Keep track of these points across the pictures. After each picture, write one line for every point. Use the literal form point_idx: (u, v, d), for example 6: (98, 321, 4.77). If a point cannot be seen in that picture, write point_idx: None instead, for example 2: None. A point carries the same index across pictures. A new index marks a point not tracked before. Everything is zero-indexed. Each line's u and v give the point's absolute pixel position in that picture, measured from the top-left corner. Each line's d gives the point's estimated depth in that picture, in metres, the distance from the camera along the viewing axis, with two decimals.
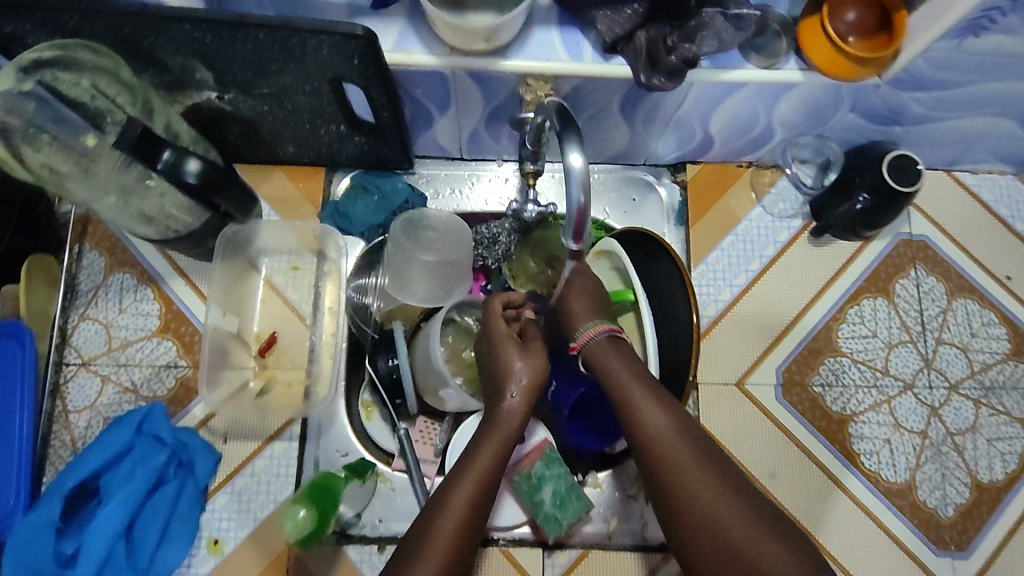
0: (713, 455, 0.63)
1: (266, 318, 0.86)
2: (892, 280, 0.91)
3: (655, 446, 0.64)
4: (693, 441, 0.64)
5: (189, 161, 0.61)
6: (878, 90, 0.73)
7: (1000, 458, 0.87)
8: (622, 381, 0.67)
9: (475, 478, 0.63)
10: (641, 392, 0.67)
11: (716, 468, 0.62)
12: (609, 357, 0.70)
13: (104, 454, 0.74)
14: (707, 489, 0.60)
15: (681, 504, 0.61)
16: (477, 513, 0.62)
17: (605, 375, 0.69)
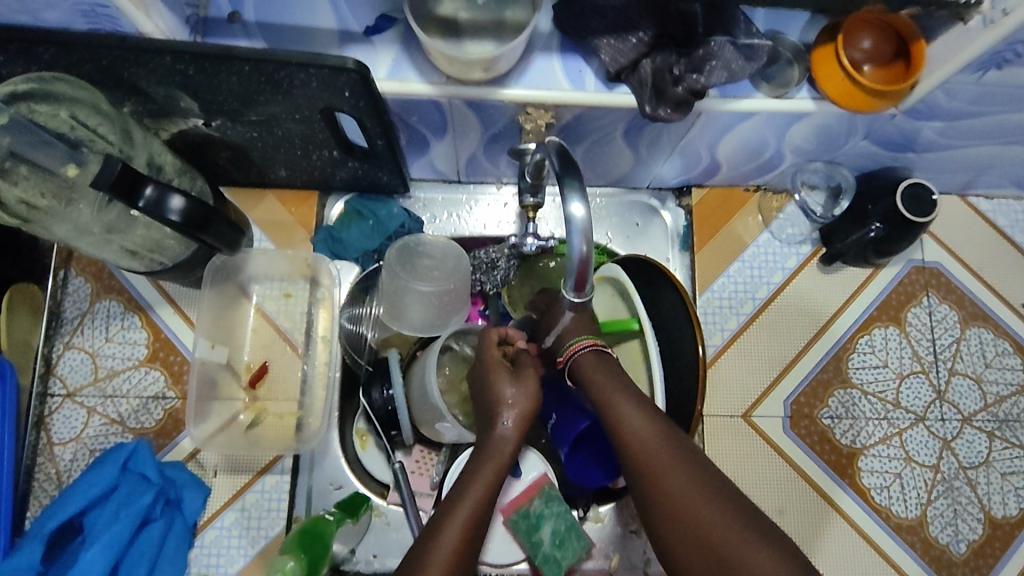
0: (709, 471, 0.60)
1: (257, 346, 0.83)
2: (904, 308, 0.88)
3: (647, 463, 0.61)
4: (687, 458, 0.60)
5: (172, 197, 0.59)
6: (893, 119, 0.70)
7: (1014, 492, 0.84)
8: (612, 399, 0.65)
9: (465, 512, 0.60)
10: (631, 409, 0.64)
11: (712, 485, 0.58)
12: (598, 373, 0.67)
13: (87, 494, 0.71)
14: (703, 508, 0.57)
15: (676, 526, 0.57)
16: (467, 549, 0.59)
17: (595, 393, 0.67)
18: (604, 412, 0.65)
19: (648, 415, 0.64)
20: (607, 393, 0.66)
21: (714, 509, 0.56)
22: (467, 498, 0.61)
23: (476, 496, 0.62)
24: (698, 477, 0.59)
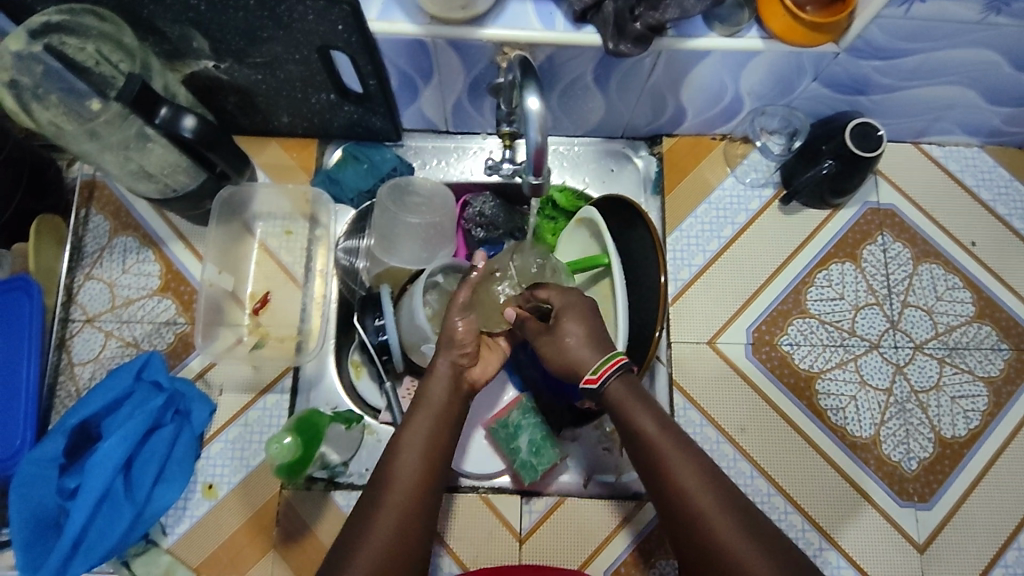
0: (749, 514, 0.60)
1: (260, 277, 0.91)
2: (859, 246, 0.95)
3: (687, 506, 0.61)
4: (726, 499, 0.60)
5: (185, 117, 0.68)
6: (837, 58, 0.78)
7: (963, 414, 0.90)
8: (650, 439, 0.64)
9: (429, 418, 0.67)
10: (669, 449, 0.63)
11: (753, 531, 0.59)
12: (632, 405, 0.66)
13: (106, 396, 0.79)
14: (748, 554, 0.57)
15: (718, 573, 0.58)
16: (434, 457, 0.65)
17: (630, 426, 0.65)
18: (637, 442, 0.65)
19: (685, 452, 0.63)
20: (644, 431, 0.64)
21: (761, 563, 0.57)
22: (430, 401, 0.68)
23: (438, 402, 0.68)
24: (741, 521, 0.59)
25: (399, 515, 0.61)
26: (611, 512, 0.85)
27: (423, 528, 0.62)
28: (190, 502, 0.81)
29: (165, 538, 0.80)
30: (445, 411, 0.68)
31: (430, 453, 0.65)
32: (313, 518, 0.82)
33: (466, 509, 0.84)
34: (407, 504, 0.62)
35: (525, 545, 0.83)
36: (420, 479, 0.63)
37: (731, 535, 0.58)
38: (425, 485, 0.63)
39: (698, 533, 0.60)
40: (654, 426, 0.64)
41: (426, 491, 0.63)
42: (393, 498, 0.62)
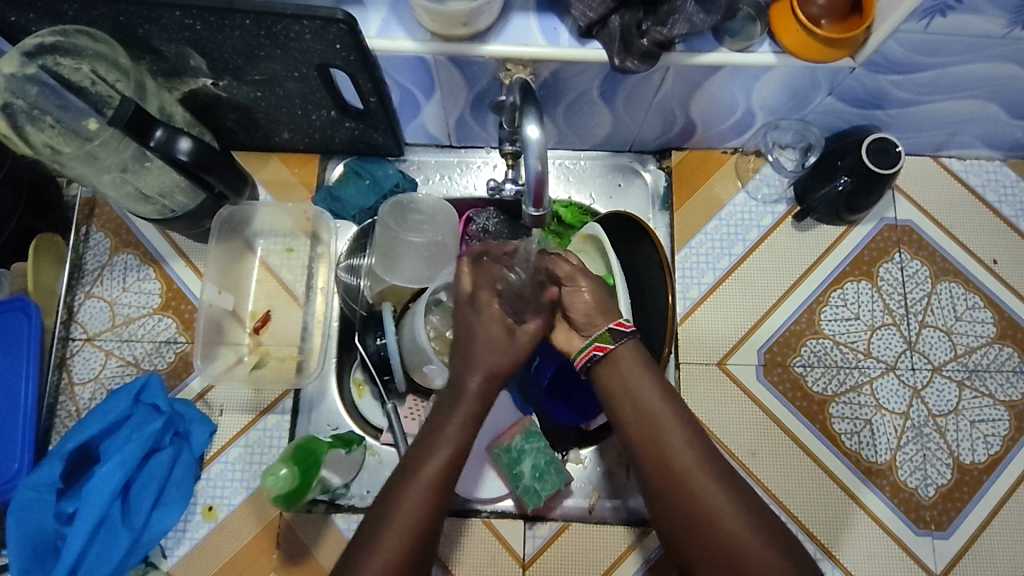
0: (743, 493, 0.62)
1: (261, 295, 0.89)
2: (876, 263, 0.92)
3: (681, 474, 0.62)
4: (722, 473, 0.63)
5: (180, 140, 0.66)
6: (853, 73, 0.75)
7: (983, 439, 0.87)
8: (648, 407, 0.65)
9: (440, 456, 0.63)
10: (668, 418, 0.65)
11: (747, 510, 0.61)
12: (634, 371, 0.67)
13: (104, 419, 0.78)
14: (740, 527, 0.59)
15: (708, 545, 0.60)
16: (438, 498, 0.62)
17: (628, 391, 0.66)
18: (635, 409, 0.66)
19: (686, 426, 0.65)
20: (646, 399, 0.66)
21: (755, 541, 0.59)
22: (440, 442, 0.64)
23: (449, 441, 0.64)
24: (737, 498, 0.61)
25: (409, 535, 0.59)
26: (618, 538, 0.82)
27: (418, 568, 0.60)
28: (190, 525, 0.81)
29: (165, 561, 0.79)
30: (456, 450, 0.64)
31: (436, 497, 0.61)
32: (313, 542, 0.81)
33: (469, 534, 0.82)
34: (408, 539, 0.59)
35: (528, 570, 0.81)
36: (421, 523, 0.60)
37: (725, 510, 0.60)
38: (425, 526, 0.60)
39: (688, 505, 0.61)
40: (654, 395, 0.66)
41: (426, 534, 0.60)
42: (404, 517, 0.60)
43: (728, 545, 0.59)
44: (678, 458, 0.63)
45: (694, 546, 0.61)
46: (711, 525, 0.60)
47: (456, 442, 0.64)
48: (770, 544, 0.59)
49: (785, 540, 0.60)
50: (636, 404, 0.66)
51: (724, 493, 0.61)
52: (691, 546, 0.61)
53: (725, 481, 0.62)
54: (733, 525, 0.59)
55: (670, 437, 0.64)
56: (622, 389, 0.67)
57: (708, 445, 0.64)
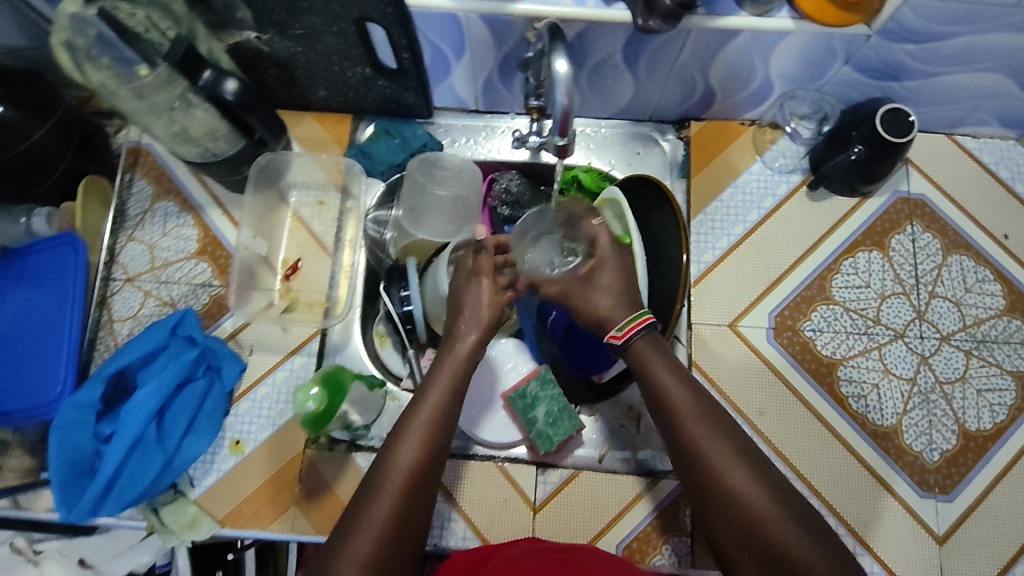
0: (762, 467, 0.64)
1: (293, 244, 0.94)
2: (887, 235, 0.94)
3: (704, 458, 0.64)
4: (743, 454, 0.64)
5: (227, 81, 0.72)
6: (869, 41, 0.78)
7: (989, 408, 0.89)
8: (670, 393, 0.68)
9: (429, 412, 0.67)
10: (689, 404, 0.67)
11: (770, 484, 0.63)
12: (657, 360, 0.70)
13: (142, 348, 0.82)
14: (761, 506, 0.61)
15: (735, 521, 0.62)
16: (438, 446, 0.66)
17: (647, 376, 0.69)
18: (658, 398, 0.68)
19: (704, 411, 0.66)
20: (664, 383, 0.68)
21: (777, 516, 0.61)
22: (428, 400, 0.67)
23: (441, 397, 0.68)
24: (760, 476, 0.63)
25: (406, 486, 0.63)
26: (626, 486, 0.85)
27: (416, 522, 0.64)
28: (218, 457, 0.85)
29: (192, 489, 0.84)
30: (443, 407, 0.67)
31: (428, 453, 0.65)
32: (334, 479, 0.85)
33: (482, 477, 0.85)
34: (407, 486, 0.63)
35: (538, 515, 0.84)
36: (414, 479, 0.64)
37: (751, 489, 0.62)
38: (419, 481, 0.64)
39: (716, 484, 0.63)
40: (675, 382, 0.68)
41: (421, 488, 0.64)
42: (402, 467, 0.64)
43: (751, 520, 0.61)
44: (705, 439, 0.65)
45: (719, 516, 0.63)
46: (735, 502, 0.62)
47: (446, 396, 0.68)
48: (792, 518, 0.61)
49: (800, 508, 0.62)
50: (659, 390, 0.68)
51: (745, 469, 0.63)
52: (719, 523, 0.63)
53: (746, 458, 0.64)
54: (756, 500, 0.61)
55: (692, 419, 0.66)
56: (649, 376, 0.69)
57: (731, 425, 0.66)
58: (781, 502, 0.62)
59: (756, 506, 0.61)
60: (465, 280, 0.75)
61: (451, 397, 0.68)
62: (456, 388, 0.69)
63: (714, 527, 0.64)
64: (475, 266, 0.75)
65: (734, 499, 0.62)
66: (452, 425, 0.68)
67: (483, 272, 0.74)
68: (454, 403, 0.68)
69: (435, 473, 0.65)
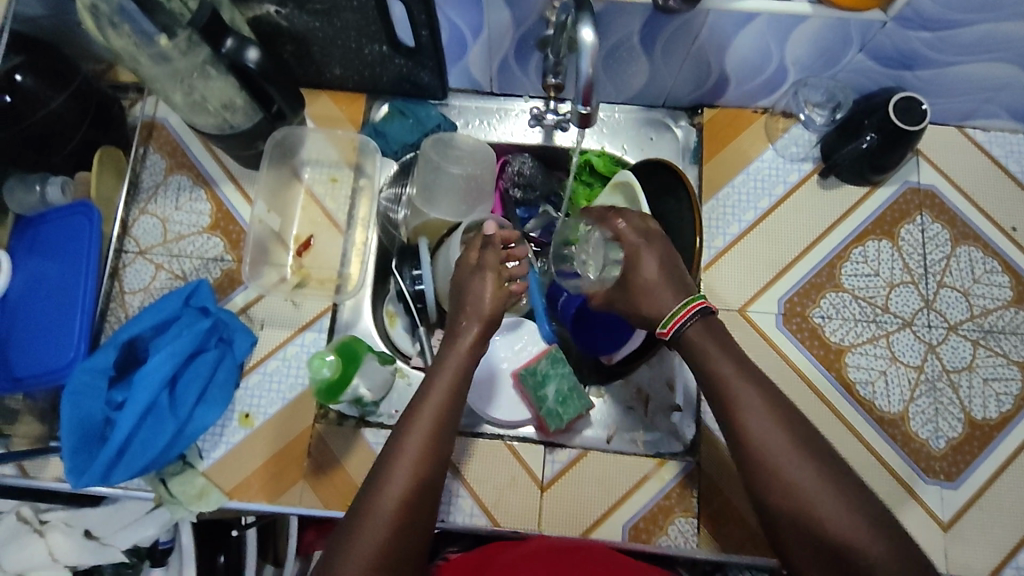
0: (826, 459, 0.62)
1: (305, 220, 0.94)
2: (897, 224, 0.95)
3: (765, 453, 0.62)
4: (807, 448, 0.62)
5: (249, 50, 0.72)
6: (884, 28, 0.79)
7: (995, 397, 0.89)
8: (728, 381, 0.65)
9: (434, 402, 0.65)
10: (747, 394, 0.65)
11: (836, 478, 0.61)
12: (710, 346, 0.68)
13: (155, 317, 0.82)
14: (824, 502, 0.60)
15: (797, 518, 0.60)
16: (445, 428, 0.65)
17: (704, 363, 0.67)
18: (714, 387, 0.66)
19: (765, 401, 0.64)
20: (720, 371, 0.66)
21: (850, 523, 0.59)
22: (435, 389, 0.66)
23: (449, 380, 0.67)
24: (824, 471, 0.61)
25: (414, 468, 0.62)
26: (634, 467, 0.85)
27: (424, 515, 0.62)
28: (227, 429, 0.85)
29: (201, 461, 0.83)
30: (453, 389, 0.66)
31: (437, 436, 0.64)
32: (343, 454, 0.85)
33: (491, 456, 0.85)
34: (415, 469, 0.62)
35: (546, 493, 0.84)
36: (420, 469, 0.62)
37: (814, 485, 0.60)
38: (425, 472, 0.62)
39: (787, 488, 0.61)
40: (732, 371, 0.66)
41: (428, 480, 0.62)
42: (410, 449, 0.63)
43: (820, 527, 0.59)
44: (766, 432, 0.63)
45: (780, 513, 0.62)
46: (808, 509, 0.60)
47: (455, 378, 0.67)
48: (856, 512, 0.59)
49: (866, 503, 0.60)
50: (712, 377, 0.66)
51: (819, 475, 0.61)
52: (780, 519, 0.62)
53: (818, 462, 0.61)
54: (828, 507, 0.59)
55: (750, 410, 0.64)
56: (705, 363, 0.67)
57: (797, 419, 0.64)
58: (856, 508, 0.59)
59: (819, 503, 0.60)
60: (468, 276, 0.74)
61: (457, 389, 0.66)
62: (462, 380, 0.67)
63: (779, 530, 0.62)
64: (479, 261, 0.75)
65: (801, 500, 0.60)
66: (458, 416, 0.66)
67: (488, 267, 0.73)
68: (460, 394, 0.67)
69: (444, 453, 0.64)
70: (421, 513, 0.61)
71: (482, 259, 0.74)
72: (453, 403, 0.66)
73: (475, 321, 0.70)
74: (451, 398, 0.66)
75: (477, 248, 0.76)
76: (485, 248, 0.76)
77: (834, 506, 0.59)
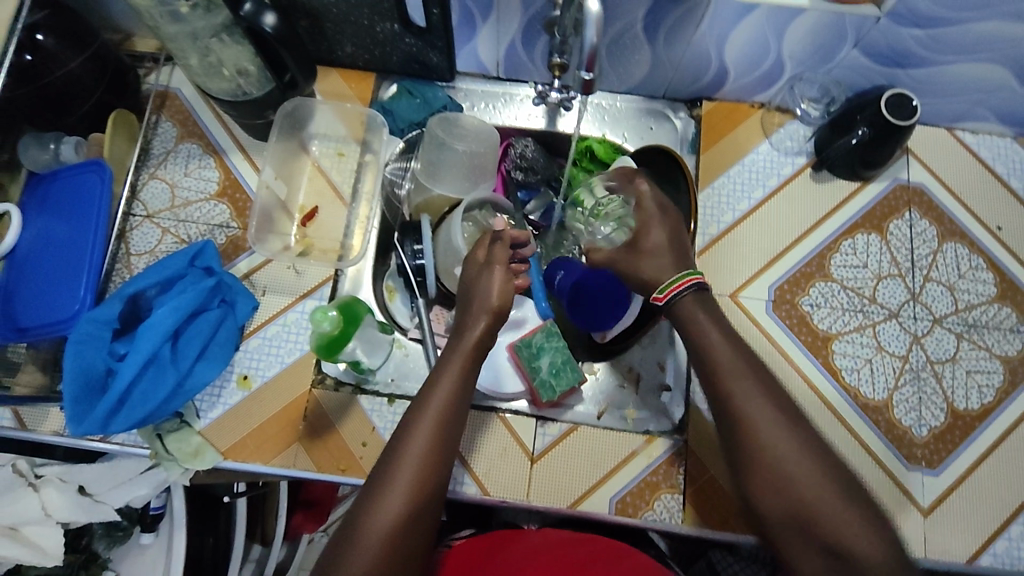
0: (797, 424, 0.64)
1: (311, 192, 0.97)
2: (886, 219, 0.97)
3: (739, 417, 0.64)
4: (780, 413, 0.64)
5: (266, 15, 0.75)
6: (878, 24, 0.82)
7: (977, 389, 0.91)
8: (710, 342, 0.68)
9: (439, 405, 0.66)
10: (725, 353, 0.67)
11: (805, 441, 0.63)
12: (692, 310, 0.71)
13: (161, 274, 0.84)
14: (791, 463, 0.62)
15: (765, 479, 0.63)
16: (450, 423, 0.66)
17: (691, 329, 0.70)
18: (699, 353, 0.69)
19: (741, 361, 0.67)
20: (704, 332, 0.69)
21: (814, 483, 0.61)
22: (439, 389, 0.67)
23: (453, 380, 0.68)
24: (795, 434, 0.63)
25: (420, 466, 0.63)
26: (623, 443, 0.87)
27: (428, 519, 0.62)
28: (226, 390, 0.86)
29: (198, 421, 0.85)
30: (460, 384, 0.68)
31: (444, 431, 0.65)
32: (338, 418, 0.86)
33: (483, 427, 0.87)
34: (422, 464, 0.63)
35: (536, 465, 0.86)
36: (425, 471, 0.63)
37: (785, 446, 0.62)
38: (429, 477, 0.63)
39: (762, 456, 0.63)
40: (715, 333, 0.69)
41: (432, 485, 0.63)
42: (416, 448, 0.63)
43: (799, 490, 0.61)
44: (740, 397, 0.65)
45: (752, 477, 0.64)
46: (775, 468, 0.62)
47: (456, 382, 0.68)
48: (817, 468, 0.62)
49: (828, 463, 0.62)
50: (696, 340, 0.69)
51: (799, 440, 0.63)
52: (756, 484, 0.63)
53: (790, 423, 0.64)
54: (796, 467, 0.62)
55: (725, 371, 0.66)
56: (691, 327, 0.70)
57: (771, 386, 0.66)
58: (820, 468, 0.62)
59: (785, 462, 0.62)
60: (477, 272, 0.78)
61: (458, 396, 0.68)
62: (464, 384, 0.69)
63: (759, 501, 0.63)
64: (488, 257, 0.78)
65: (771, 460, 0.62)
66: (461, 417, 0.67)
67: (497, 262, 0.77)
68: (463, 395, 0.68)
69: (451, 447, 0.66)
70: (429, 508, 0.62)
71: (492, 254, 0.77)
72: (457, 399, 0.68)
73: (482, 314, 0.73)
74: (455, 396, 0.67)
75: (486, 245, 0.80)
76: (494, 244, 0.79)
77: (802, 469, 0.62)
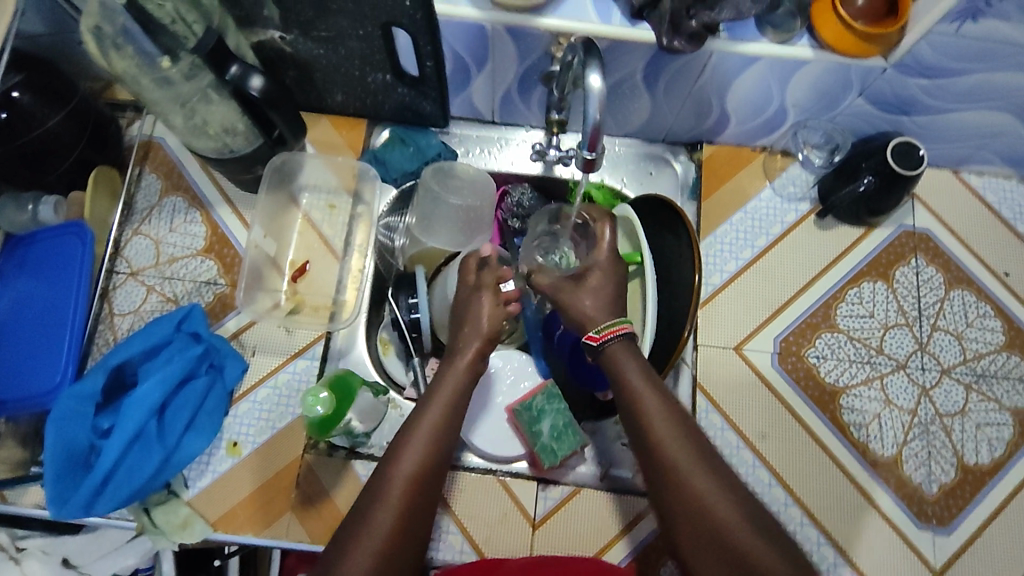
0: (724, 472, 0.62)
1: (302, 245, 0.93)
2: (892, 266, 0.95)
3: (667, 463, 0.62)
4: (706, 460, 0.62)
5: (253, 77, 0.72)
6: (884, 74, 0.80)
7: (987, 442, 0.89)
8: (636, 389, 0.66)
9: (426, 438, 0.63)
10: (653, 400, 0.65)
11: (729, 487, 0.60)
12: (627, 361, 0.69)
13: (146, 341, 0.81)
14: (720, 508, 0.59)
15: (695, 528, 0.59)
16: (437, 455, 0.63)
17: (620, 382, 0.67)
18: (627, 403, 0.66)
19: (669, 409, 0.65)
20: (630, 380, 0.67)
21: (743, 528, 0.58)
22: (424, 422, 0.64)
23: (439, 411, 0.65)
24: (720, 481, 0.60)
25: (403, 502, 0.59)
26: (628, 507, 0.84)
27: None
28: (214, 458, 0.83)
29: (186, 490, 0.81)
30: (446, 416, 0.65)
31: (429, 463, 0.62)
32: (333, 486, 0.83)
33: (482, 492, 0.84)
34: (406, 500, 0.60)
35: (538, 531, 0.83)
36: (408, 508, 0.59)
37: (710, 491, 0.60)
38: (411, 512, 0.60)
39: (690, 506, 0.60)
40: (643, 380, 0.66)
41: (404, 543, 0.59)
42: (399, 481, 0.60)
43: (728, 538, 0.58)
44: (666, 442, 0.63)
45: (681, 527, 0.60)
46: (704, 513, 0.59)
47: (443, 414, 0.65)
48: (746, 516, 0.59)
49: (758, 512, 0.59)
50: (624, 389, 0.67)
51: (727, 490, 0.60)
52: (685, 532, 0.60)
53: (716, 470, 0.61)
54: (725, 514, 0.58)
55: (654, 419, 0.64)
56: (621, 378, 0.68)
57: (700, 436, 0.64)
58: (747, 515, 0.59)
59: (714, 510, 0.59)
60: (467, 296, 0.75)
61: (445, 426, 0.64)
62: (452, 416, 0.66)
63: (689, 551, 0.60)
64: (478, 280, 0.75)
65: (698, 507, 0.59)
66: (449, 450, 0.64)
67: (486, 287, 0.74)
68: (450, 425, 0.65)
69: (436, 482, 0.62)
70: (409, 546, 0.59)
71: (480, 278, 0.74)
72: (444, 432, 0.64)
73: (474, 339, 0.71)
74: (441, 426, 0.64)
75: (473, 269, 0.77)
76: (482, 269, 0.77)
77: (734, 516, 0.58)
